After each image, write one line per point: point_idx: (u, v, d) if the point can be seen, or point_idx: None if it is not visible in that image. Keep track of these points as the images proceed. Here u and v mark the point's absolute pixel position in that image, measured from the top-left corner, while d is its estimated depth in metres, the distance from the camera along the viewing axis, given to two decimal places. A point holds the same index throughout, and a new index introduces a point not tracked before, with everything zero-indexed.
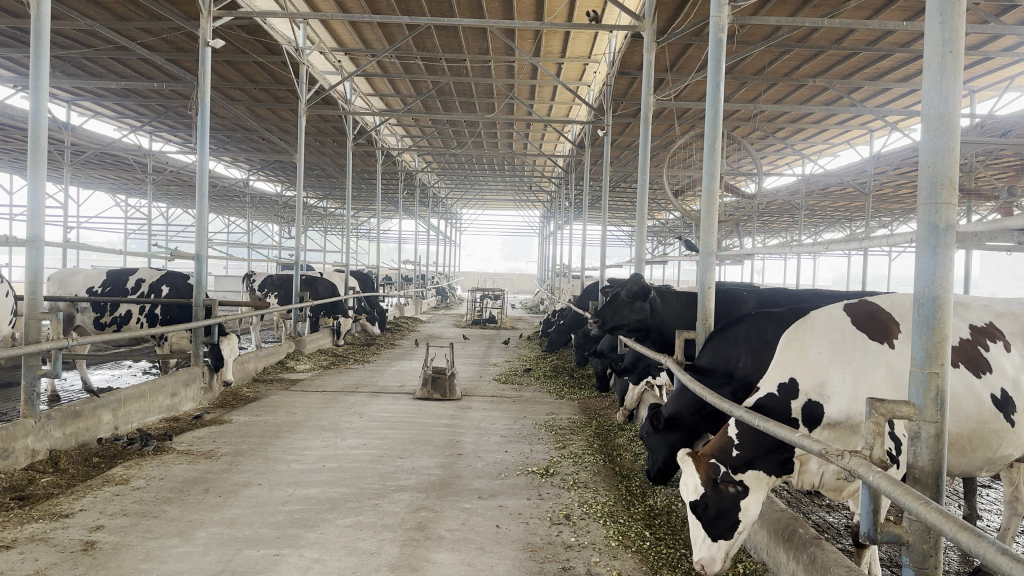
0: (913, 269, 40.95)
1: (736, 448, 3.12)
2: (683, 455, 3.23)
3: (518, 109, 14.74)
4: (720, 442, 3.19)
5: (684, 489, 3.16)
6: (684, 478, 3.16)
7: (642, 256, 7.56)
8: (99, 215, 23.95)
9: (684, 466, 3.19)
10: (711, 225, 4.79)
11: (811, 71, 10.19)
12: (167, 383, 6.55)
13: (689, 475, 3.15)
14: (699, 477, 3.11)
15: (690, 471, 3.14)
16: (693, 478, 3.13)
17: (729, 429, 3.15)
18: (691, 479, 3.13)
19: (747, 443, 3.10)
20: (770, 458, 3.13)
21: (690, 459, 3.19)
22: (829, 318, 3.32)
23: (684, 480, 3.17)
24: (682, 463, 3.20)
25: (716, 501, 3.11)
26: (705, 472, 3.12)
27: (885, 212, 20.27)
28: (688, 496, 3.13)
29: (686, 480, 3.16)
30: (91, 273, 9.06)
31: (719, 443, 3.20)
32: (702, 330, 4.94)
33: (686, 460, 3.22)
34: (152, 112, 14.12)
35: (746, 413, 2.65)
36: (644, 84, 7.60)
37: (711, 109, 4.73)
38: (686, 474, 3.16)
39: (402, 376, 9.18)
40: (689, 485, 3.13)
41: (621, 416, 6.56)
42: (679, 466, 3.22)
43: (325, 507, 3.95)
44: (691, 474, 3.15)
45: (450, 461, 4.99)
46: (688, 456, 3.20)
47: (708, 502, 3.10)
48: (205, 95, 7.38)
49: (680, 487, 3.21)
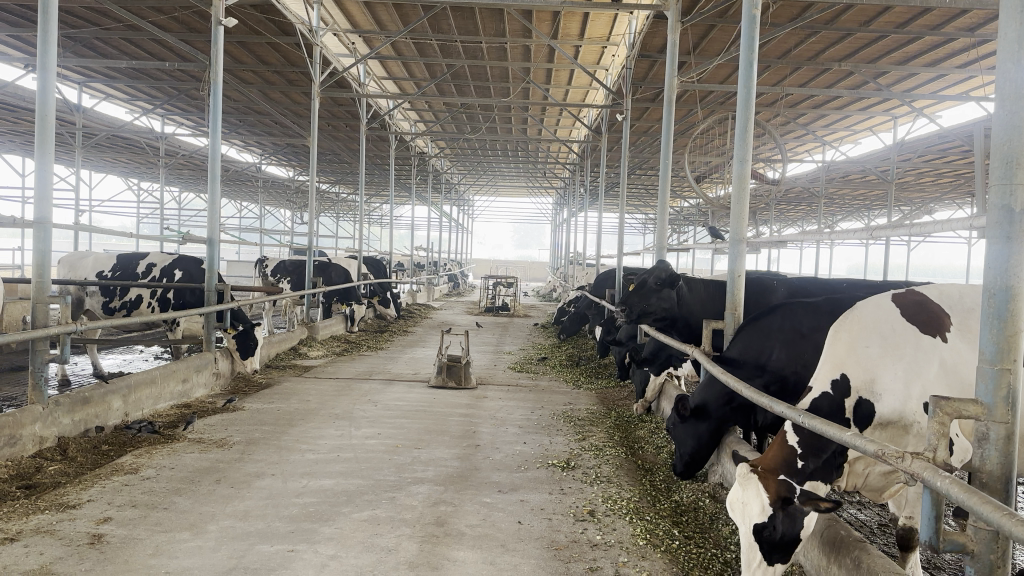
0: (930, 260, 40.49)
1: (801, 462, 2.79)
2: (746, 470, 2.71)
3: (534, 93, 14.56)
4: (780, 455, 2.82)
5: (743, 511, 2.62)
6: (748, 496, 2.63)
7: (663, 243, 7.37)
8: (112, 199, 23.91)
9: (747, 482, 2.67)
10: (742, 212, 4.60)
11: (836, 55, 9.95)
12: (178, 369, 6.42)
13: (755, 494, 2.63)
14: (768, 496, 2.63)
15: (759, 488, 2.63)
16: (759, 498, 2.63)
17: (789, 437, 2.83)
18: (757, 498, 2.62)
19: (811, 452, 2.81)
20: (828, 466, 2.89)
21: (756, 474, 2.69)
22: (877, 308, 3.18)
23: (746, 500, 2.63)
24: (748, 479, 2.68)
25: (785, 526, 2.61)
26: (776, 491, 2.65)
27: (905, 201, 19.96)
28: (753, 517, 2.60)
29: (748, 500, 2.63)
30: (100, 256, 8.91)
31: (781, 456, 2.82)
32: (731, 320, 4.75)
33: (748, 474, 2.70)
34: (164, 94, 13.99)
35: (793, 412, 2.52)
36: (667, 65, 7.39)
37: (744, 90, 4.55)
38: (753, 492, 2.63)
39: (416, 363, 9.04)
40: (756, 505, 2.60)
41: (639, 406, 6.34)
42: (742, 483, 2.67)
43: (340, 500, 3.81)
44: (756, 493, 2.63)
45: (468, 453, 4.84)
46: (754, 471, 2.71)
47: (777, 526, 2.59)
48: (217, 75, 7.21)
49: (735, 506, 2.65)
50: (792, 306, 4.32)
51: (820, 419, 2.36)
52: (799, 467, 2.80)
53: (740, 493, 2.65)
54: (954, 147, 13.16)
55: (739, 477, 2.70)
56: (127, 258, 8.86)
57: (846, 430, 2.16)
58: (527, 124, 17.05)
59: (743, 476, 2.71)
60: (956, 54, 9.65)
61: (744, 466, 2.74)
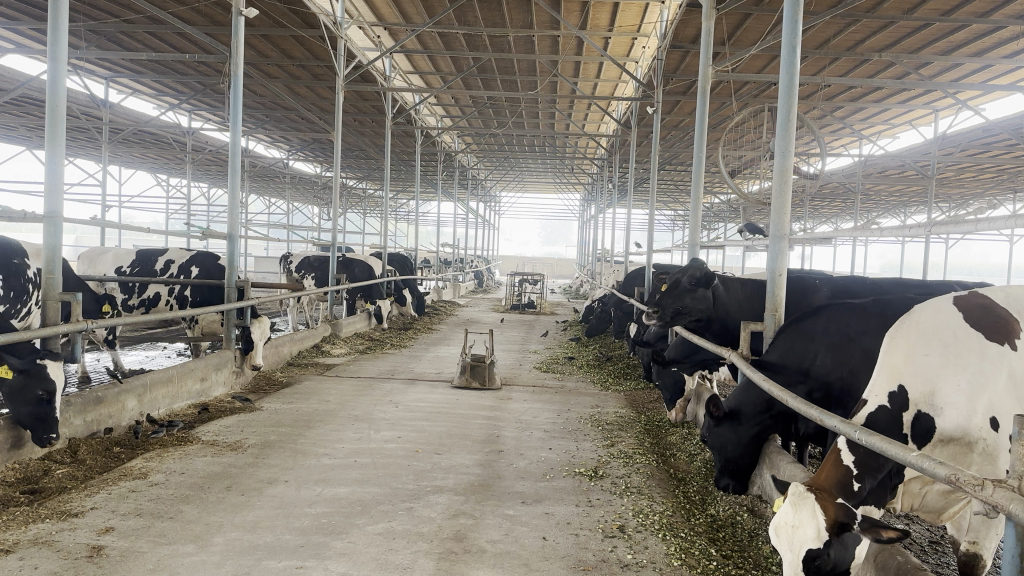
0: (966, 260, 39.55)
1: (857, 484, 2.52)
2: (800, 490, 2.41)
3: (561, 87, 14.29)
4: (835, 477, 2.55)
5: (793, 535, 2.31)
6: (801, 518, 2.33)
7: (696, 239, 7.06)
8: (141, 195, 24.06)
9: (800, 503, 2.37)
10: (784, 206, 4.30)
11: (876, 45, 9.58)
12: (196, 367, 6.27)
13: (809, 515, 2.33)
14: (825, 519, 2.32)
15: (814, 511, 2.33)
16: (813, 520, 2.32)
17: (844, 456, 2.57)
18: (811, 521, 2.32)
19: (867, 472, 2.56)
20: (882, 488, 2.65)
21: (811, 495, 2.40)
22: (937, 313, 2.89)
23: (798, 521, 2.33)
24: (802, 499, 2.38)
25: (839, 552, 2.31)
26: (833, 514, 2.35)
27: (945, 197, 19.37)
28: (804, 542, 2.28)
29: (800, 522, 2.32)
30: (121, 252, 8.95)
31: (835, 480, 2.55)
32: (770, 322, 4.50)
33: (801, 494, 2.40)
34: (190, 89, 13.94)
35: (852, 428, 2.26)
36: (701, 53, 7.09)
37: (786, 76, 4.28)
38: (808, 514, 2.33)
39: (439, 362, 8.83)
40: (810, 528, 2.30)
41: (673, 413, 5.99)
42: (795, 503, 2.37)
43: (354, 511, 3.60)
44: (810, 516, 2.33)
45: (491, 460, 4.61)
46: (808, 493, 2.41)
47: (829, 554, 2.29)
48: (238, 66, 7.04)
49: (784, 530, 2.34)
50: (838, 309, 4.15)
51: (879, 436, 2.10)
52: (852, 489, 2.53)
53: (792, 515, 2.34)
54: (998, 140, 12.66)
55: (791, 498, 2.40)
56: (145, 254, 8.78)
57: (912, 451, 1.89)
58: (555, 119, 16.81)
59: (794, 498, 2.41)
60: (1003, 43, 9.21)
61: (797, 486, 2.44)
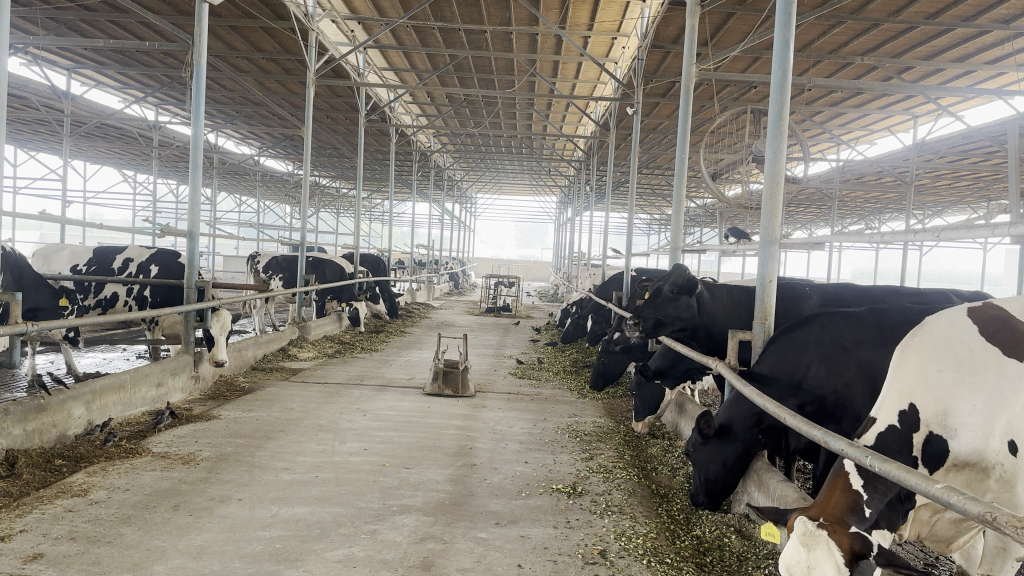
0: (938, 268, 39.94)
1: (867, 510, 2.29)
2: (810, 526, 2.16)
3: (539, 87, 14.07)
4: (844, 503, 2.31)
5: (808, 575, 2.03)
6: (815, 556, 2.06)
7: (678, 244, 6.83)
8: (108, 191, 23.49)
9: (812, 541, 2.11)
10: (774, 209, 4.07)
11: (858, 49, 9.47)
12: (151, 372, 5.92)
13: (823, 553, 2.07)
14: (841, 558, 2.07)
15: (830, 548, 2.07)
16: (829, 559, 2.07)
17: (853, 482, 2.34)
18: (828, 560, 2.06)
19: (876, 495, 2.34)
20: (894, 512, 2.39)
21: (823, 532, 2.14)
22: (950, 325, 2.67)
23: (813, 560, 2.06)
24: (814, 539, 2.12)
25: None
26: (850, 550, 2.10)
27: (921, 204, 19.40)
28: None
29: (815, 560, 2.06)
30: (77, 249, 8.61)
31: (844, 503, 2.31)
32: (759, 330, 4.26)
33: (813, 532, 2.15)
34: (157, 82, 13.53)
35: (868, 458, 2.02)
36: (685, 51, 6.87)
37: (778, 73, 4.04)
38: (824, 554, 2.07)
39: (411, 367, 8.53)
40: (828, 568, 2.04)
41: (642, 425, 5.78)
42: (807, 542, 2.11)
43: (312, 534, 3.30)
44: (826, 554, 2.07)
45: (463, 474, 4.33)
46: (821, 529, 2.16)
47: None
48: (201, 56, 6.69)
49: (796, 570, 2.06)
50: (830, 318, 3.94)
51: (899, 468, 1.87)
52: (865, 515, 2.30)
53: (806, 554, 2.07)
54: (977, 148, 12.62)
55: (802, 535, 2.14)
56: (102, 252, 8.44)
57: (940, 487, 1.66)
58: (533, 120, 16.59)
59: (805, 535, 2.14)
60: (986, 49, 9.11)
61: (805, 522, 2.19)
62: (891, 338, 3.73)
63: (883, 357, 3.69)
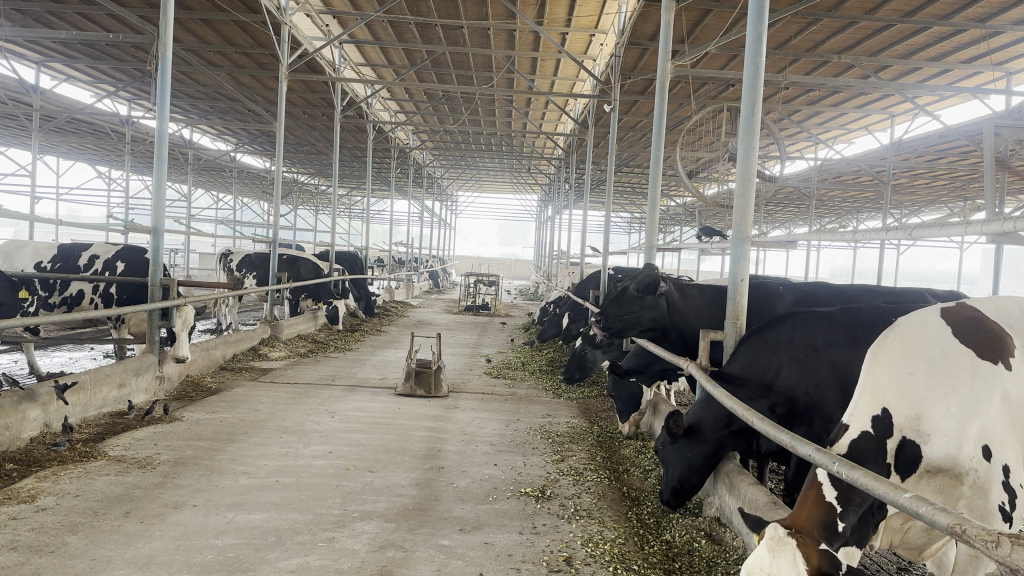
0: (917, 267, 40.24)
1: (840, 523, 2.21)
2: (778, 534, 2.08)
3: (518, 84, 13.95)
4: (817, 517, 2.24)
5: None
6: (780, 565, 1.98)
7: (653, 242, 6.74)
8: (81, 188, 23.10)
9: (779, 549, 2.02)
10: (747, 207, 3.99)
11: (836, 47, 9.44)
12: (113, 372, 5.75)
13: (788, 562, 1.99)
14: (807, 568, 1.99)
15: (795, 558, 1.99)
16: (794, 569, 1.98)
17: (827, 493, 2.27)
18: (793, 570, 1.97)
19: (851, 507, 2.27)
20: (863, 524, 2.32)
21: (790, 541, 2.07)
22: (922, 327, 2.58)
23: (776, 569, 1.97)
24: (780, 545, 2.04)
25: None
26: (818, 562, 2.02)
27: (898, 203, 19.48)
28: None
29: (779, 570, 1.97)
30: (40, 246, 8.34)
31: (818, 519, 2.24)
32: (731, 330, 4.17)
33: (780, 540, 2.06)
34: (128, 76, 13.28)
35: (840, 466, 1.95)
36: (660, 47, 6.78)
37: (751, 67, 3.94)
38: (787, 562, 1.98)
39: (384, 367, 8.39)
40: None
41: (628, 426, 5.58)
42: (773, 549, 2.03)
43: (266, 543, 3.18)
44: (790, 564, 1.99)
45: (429, 478, 4.22)
46: (789, 538, 2.07)
47: None
48: (166, 48, 6.52)
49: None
50: (802, 318, 3.87)
51: (869, 475, 1.80)
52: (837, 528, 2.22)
53: (770, 560, 1.99)
54: (953, 147, 12.65)
55: (769, 543, 2.06)
56: (68, 249, 8.24)
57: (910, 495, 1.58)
58: (512, 117, 16.49)
59: (772, 543, 2.06)
60: (962, 48, 9.11)
61: (774, 529, 2.10)
62: (863, 337, 3.66)
63: (855, 358, 3.62)
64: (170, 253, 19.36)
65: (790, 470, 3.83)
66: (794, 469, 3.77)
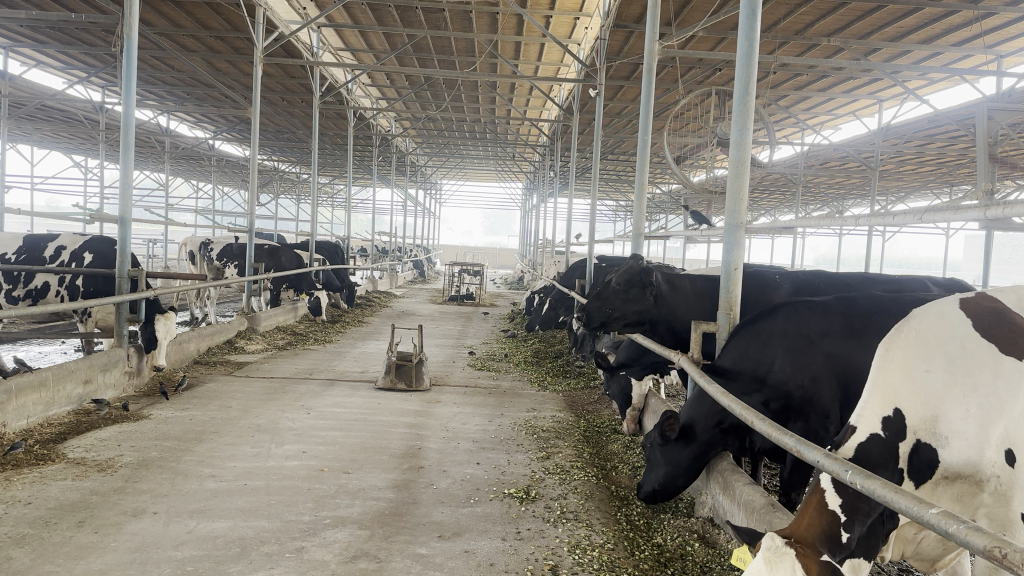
0: (901, 255, 40.40)
1: (845, 533, 1.99)
2: (777, 544, 1.86)
3: (501, 69, 13.71)
4: (818, 525, 2.01)
5: None
6: None
7: (641, 231, 6.52)
8: (56, 178, 22.66)
9: (777, 561, 1.81)
10: (740, 192, 3.78)
11: (824, 29, 9.27)
12: (78, 368, 5.48)
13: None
14: None
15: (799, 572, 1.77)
16: None
17: (831, 501, 2.04)
18: None
19: (858, 519, 2.03)
20: (873, 535, 2.11)
21: (789, 553, 1.85)
22: (939, 321, 2.37)
23: None
24: (779, 556, 1.83)
25: None
26: None
27: (886, 190, 19.37)
28: None
29: None
30: (5, 237, 8.07)
31: (820, 528, 2.00)
32: (724, 321, 3.97)
33: (782, 553, 1.84)
34: (100, 62, 12.94)
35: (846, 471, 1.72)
36: (647, 28, 6.55)
37: (745, 42, 3.73)
38: None
39: (365, 360, 8.15)
40: None
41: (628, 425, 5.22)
42: (770, 562, 1.81)
43: (229, 554, 2.95)
44: None
45: (406, 480, 3.99)
46: (788, 549, 1.85)
47: None
48: (132, 28, 6.23)
49: None
50: (797, 308, 3.70)
51: (886, 486, 1.57)
52: (844, 541, 2.00)
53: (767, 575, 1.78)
54: (942, 132, 12.52)
55: (766, 553, 1.84)
56: (33, 240, 7.99)
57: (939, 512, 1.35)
58: (496, 104, 16.26)
59: (768, 554, 1.84)
60: (953, 30, 8.96)
61: (772, 539, 1.88)
62: (861, 328, 3.48)
63: (852, 350, 3.43)
64: (148, 244, 19.00)
65: (786, 469, 3.64)
66: (790, 468, 3.58)
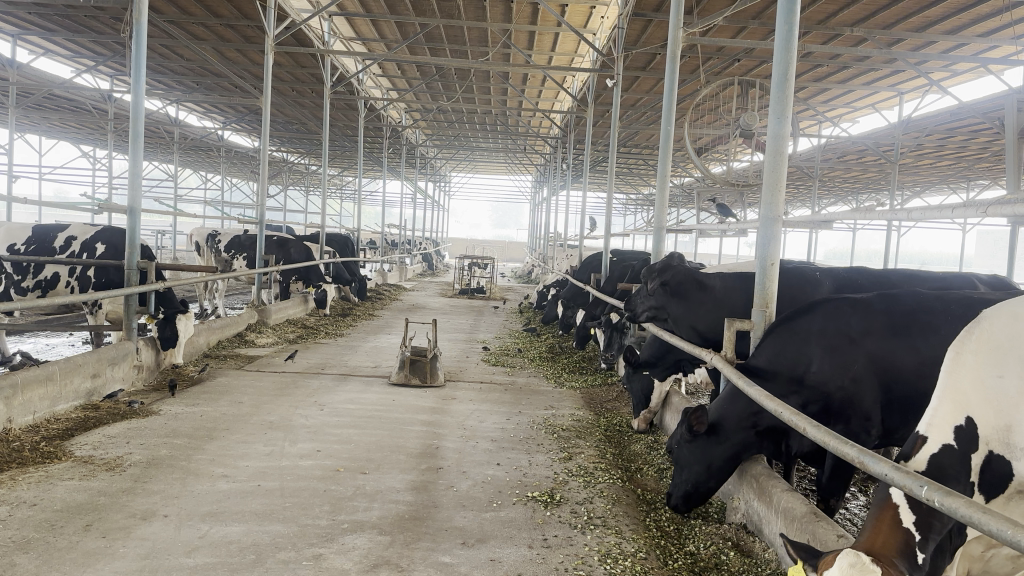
0: (914, 251, 40.01)
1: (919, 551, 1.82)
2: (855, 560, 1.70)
3: (514, 59, 13.52)
4: (894, 542, 1.85)
5: None
6: None
7: (662, 223, 6.33)
8: (66, 168, 22.58)
9: None
10: (778, 184, 3.60)
11: (847, 19, 9.05)
12: (86, 362, 5.34)
13: None
14: None
15: None
16: None
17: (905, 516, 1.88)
18: None
19: (932, 536, 1.87)
20: (943, 554, 1.94)
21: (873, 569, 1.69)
22: (1011, 322, 2.19)
23: None
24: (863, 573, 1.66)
25: None
26: None
27: (903, 185, 19.09)
28: None
29: None
30: (14, 228, 7.94)
31: (896, 548, 1.83)
32: (760, 319, 3.79)
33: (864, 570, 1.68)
34: (108, 51, 12.82)
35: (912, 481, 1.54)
36: (671, 15, 6.35)
37: (784, 28, 3.55)
38: None
39: (377, 355, 7.99)
40: None
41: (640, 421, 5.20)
42: None
43: (244, 561, 2.80)
44: None
45: (426, 482, 3.84)
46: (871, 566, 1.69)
47: None
48: (141, 13, 6.08)
49: None
50: (837, 306, 3.53)
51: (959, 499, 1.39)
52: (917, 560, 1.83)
53: None
54: (963, 125, 12.28)
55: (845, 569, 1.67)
56: (43, 230, 7.87)
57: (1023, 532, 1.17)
58: (508, 95, 16.06)
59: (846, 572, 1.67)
60: (981, 20, 8.72)
61: (851, 556, 1.72)
62: (904, 326, 3.30)
63: (895, 349, 3.25)
64: (157, 235, 18.91)
65: (824, 474, 3.47)
66: (828, 471, 3.41)
